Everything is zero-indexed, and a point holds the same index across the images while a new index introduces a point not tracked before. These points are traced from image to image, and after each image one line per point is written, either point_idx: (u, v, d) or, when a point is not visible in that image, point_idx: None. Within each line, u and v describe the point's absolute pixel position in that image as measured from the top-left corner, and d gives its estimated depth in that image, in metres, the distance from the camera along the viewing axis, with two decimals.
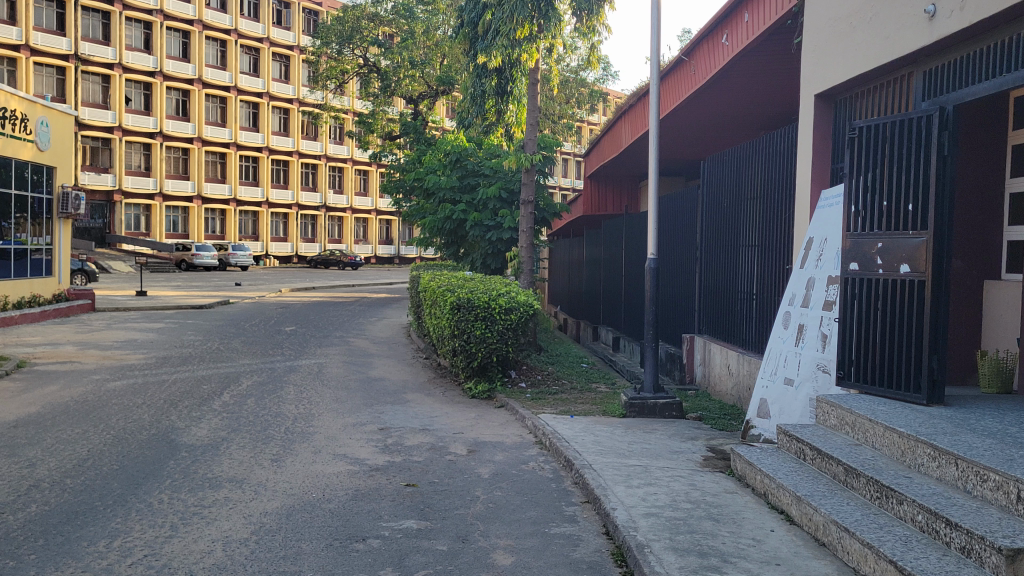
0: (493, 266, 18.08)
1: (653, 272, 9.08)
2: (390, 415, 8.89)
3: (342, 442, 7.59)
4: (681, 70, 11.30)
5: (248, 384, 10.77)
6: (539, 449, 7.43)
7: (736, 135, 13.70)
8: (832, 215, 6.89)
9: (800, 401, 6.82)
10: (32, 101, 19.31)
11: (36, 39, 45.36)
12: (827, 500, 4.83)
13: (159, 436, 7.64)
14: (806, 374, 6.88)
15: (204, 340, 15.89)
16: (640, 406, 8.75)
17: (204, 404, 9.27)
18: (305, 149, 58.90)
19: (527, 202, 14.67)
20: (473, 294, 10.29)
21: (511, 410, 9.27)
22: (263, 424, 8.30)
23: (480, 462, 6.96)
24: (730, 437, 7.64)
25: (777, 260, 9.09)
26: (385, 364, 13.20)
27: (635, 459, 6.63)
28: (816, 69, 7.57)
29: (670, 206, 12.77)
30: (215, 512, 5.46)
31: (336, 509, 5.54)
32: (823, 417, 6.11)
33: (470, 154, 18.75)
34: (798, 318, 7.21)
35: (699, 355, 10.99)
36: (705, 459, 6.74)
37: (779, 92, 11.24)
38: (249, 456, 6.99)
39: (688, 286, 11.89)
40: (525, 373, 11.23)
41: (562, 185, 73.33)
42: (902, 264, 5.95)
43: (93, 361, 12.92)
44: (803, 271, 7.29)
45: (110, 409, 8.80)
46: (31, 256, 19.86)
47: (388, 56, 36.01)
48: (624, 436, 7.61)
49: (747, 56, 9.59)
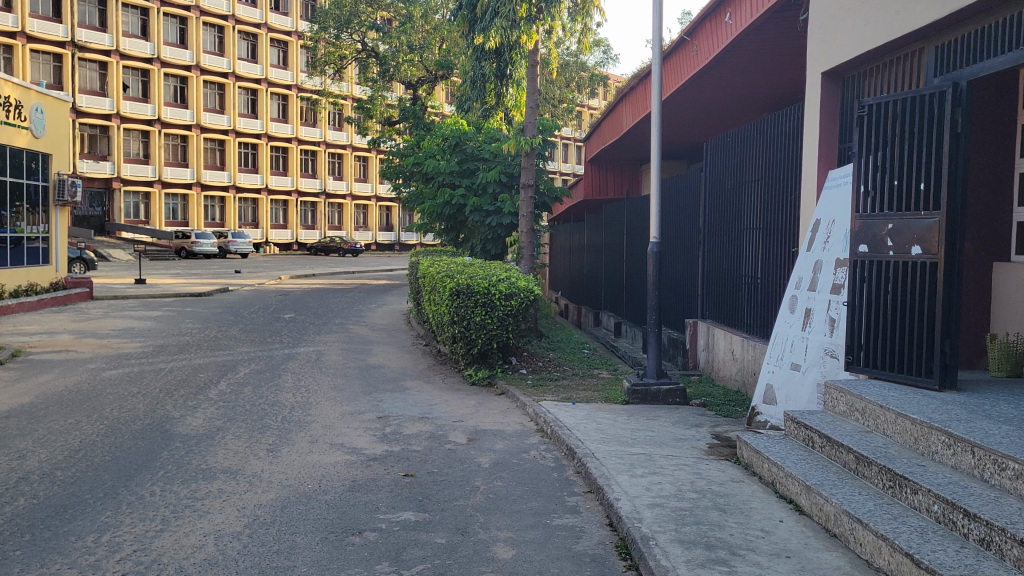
0: (494, 252, 17.87)
1: (655, 256, 8.88)
2: (389, 403, 8.75)
3: (340, 431, 7.45)
4: (683, 51, 11.09)
5: (245, 372, 10.61)
6: (540, 437, 7.29)
7: (739, 116, 13.50)
8: (841, 196, 6.72)
9: (807, 387, 6.66)
10: (27, 88, 19.07)
11: (32, 26, 45.00)
12: (838, 489, 4.68)
13: (153, 426, 7.50)
14: (813, 359, 6.71)
15: (202, 328, 15.71)
16: (642, 392, 8.61)
17: (200, 393, 9.11)
18: (305, 136, 58.59)
19: (527, 186, 14.45)
20: (472, 280, 10.15)
21: (512, 398, 9.12)
22: (260, 413, 8.16)
23: (480, 450, 6.82)
24: (735, 423, 7.49)
25: (782, 243, 8.94)
26: (385, 351, 13.04)
27: (638, 448, 6.47)
28: (822, 45, 7.37)
29: (673, 189, 12.57)
30: (209, 505, 5.31)
31: (332, 501, 5.39)
32: (832, 404, 5.96)
33: (470, 138, 18.59)
34: (805, 302, 7.04)
35: (702, 340, 10.83)
36: (709, 446, 6.59)
37: (782, 71, 11.04)
38: (245, 447, 6.84)
39: (691, 271, 11.71)
40: (526, 360, 11.08)
41: (563, 170, 73.01)
42: (913, 246, 5.78)
43: (89, 349, 12.76)
44: (810, 253, 7.11)
45: (105, 399, 8.65)
46: (27, 245, 19.69)
47: (387, 40, 35.68)
48: (626, 423, 7.46)
49: (751, 35, 9.39)
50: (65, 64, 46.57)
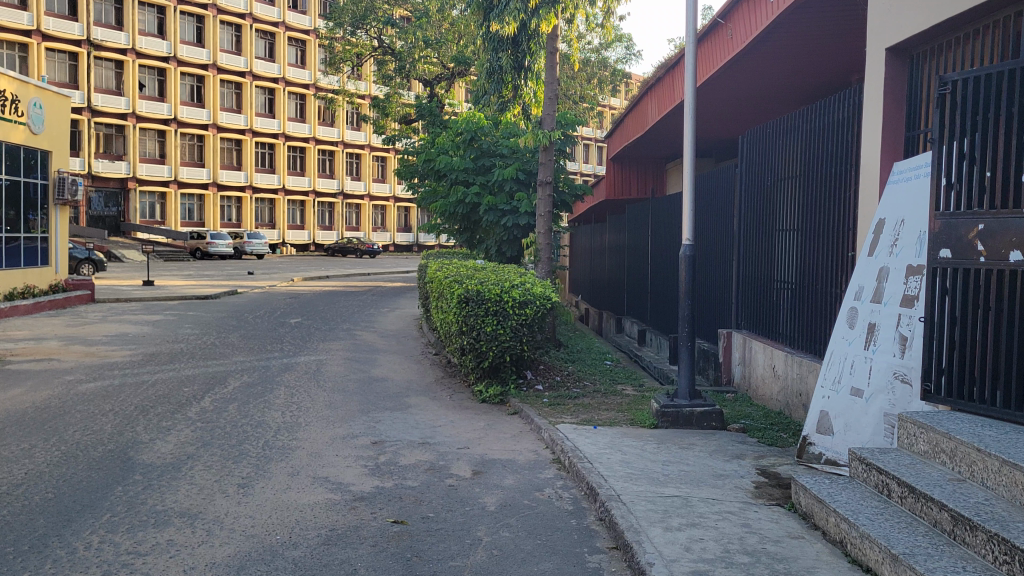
0: (509, 254, 16.96)
1: (688, 260, 7.83)
2: (387, 425, 7.79)
3: (327, 461, 6.48)
4: (716, 35, 10.12)
5: (236, 386, 9.68)
6: (557, 471, 6.28)
7: (772, 109, 12.59)
8: (914, 191, 5.71)
9: (870, 417, 5.66)
10: (24, 82, 18.24)
11: (47, 25, 44.56)
12: (935, 561, 3.67)
13: (116, 453, 6.57)
14: (878, 385, 5.69)
15: (200, 334, 14.85)
16: (673, 415, 7.59)
17: (177, 412, 8.16)
18: (322, 135, 57.82)
19: (544, 183, 13.42)
20: (482, 286, 9.15)
21: (525, 419, 8.13)
22: (241, 437, 7.23)
23: (485, 488, 5.83)
24: (783, 455, 6.47)
25: (824, 244, 8.02)
26: (391, 361, 12.10)
27: (672, 488, 5.47)
28: (888, 15, 6.36)
29: (705, 185, 11.54)
30: (150, 563, 4.36)
31: (302, 560, 4.43)
32: (908, 441, 4.95)
33: (486, 133, 17.55)
34: (867, 316, 6.00)
35: (737, 353, 9.77)
36: (757, 487, 5.58)
37: (824, 57, 10.08)
38: (213, 481, 5.89)
39: (726, 276, 10.69)
40: (542, 374, 10.03)
41: (584, 171, 72.29)
42: (1012, 250, 4.74)
43: (74, 358, 11.88)
44: (872, 259, 6.10)
45: (70, 419, 7.72)
46: (25, 246, 18.87)
47: (404, 36, 34.87)
48: (656, 454, 6.44)
49: (796, 14, 8.42)
50: (81, 63, 46.14)
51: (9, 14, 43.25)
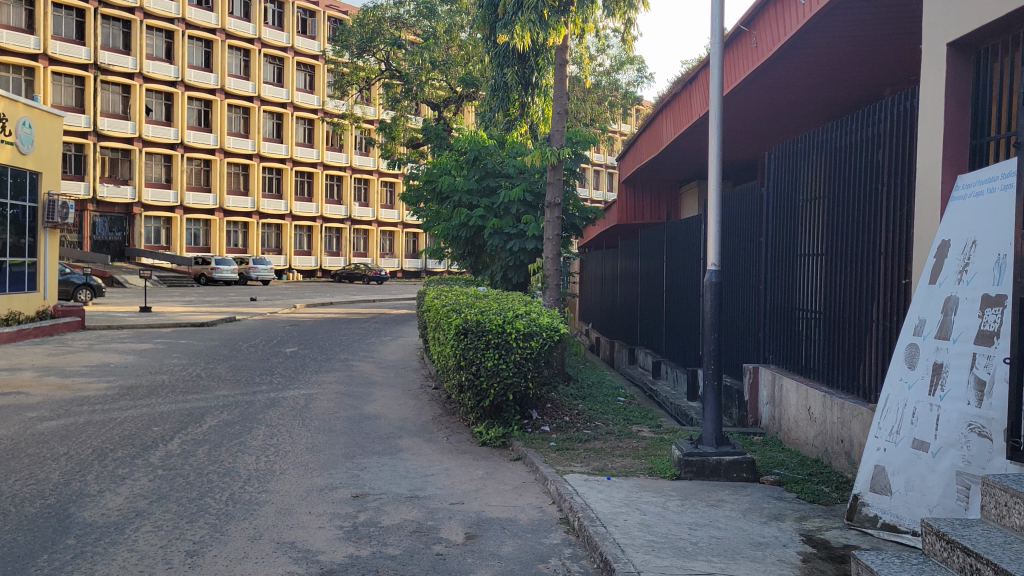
0: (515, 280, 16.13)
1: (712, 289, 6.88)
2: (372, 474, 6.88)
3: (299, 520, 5.57)
4: (741, 43, 9.23)
5: (211, 425, 8.76)
6: (565, 534, 5.35)
7: (796, 126, 11.74)
8: (990, 207, 4.82)
9: (941, 477, 4.77)
10: (13, 100, 17.55)
11: (54, 49, 44.42)
12: None
13: (54, 509, 5.67)
14: (949, 437, 4.80)
15: (187, 364, 13.97)
16: (698, 465, 6.66)
17: (138, 457, 7.25)
18: (330, 160, 57.35)
19: (553, 205, 12.58)
20: (482, 316, 8.30)
21: (530, 467, 7.21)
22: (204, 488, 6.34)
23: (480, 558, 4.90)
24: (832, 517, 5.52)
25: (860, 271, 7.09)
26: (386, 396, 11.19)
27: (703, 563, 4.54)
28: (947, 7, 5.49)
29: (731, 206, 10.62)
30: None
31: None
32: (998, 513, 4.02)
33: (491, 152, 16.74)
34: (931, 355, 5.11)
35: (765, 391, 8.81)
36: (805, 561, 4.65)
37: (856, 67, 9.17)
38: (158, 547, 4.99)
39: (753, 306, 9.72)
40: (550, 413, 9.13)
41: (593, 197, 71.55)
42: None
43: (44, 391, 10.98)
44: (936, 288, 5.20)
45: (13, 465, 6.81)
46: (11, 271, 18.10)
47: (410, 58, 34.47)
48: (681, 514, 5.51)
49: (828, 20, 7.54)
50: (87, 86, 45.91)
51: (16, 39, 43.20)
